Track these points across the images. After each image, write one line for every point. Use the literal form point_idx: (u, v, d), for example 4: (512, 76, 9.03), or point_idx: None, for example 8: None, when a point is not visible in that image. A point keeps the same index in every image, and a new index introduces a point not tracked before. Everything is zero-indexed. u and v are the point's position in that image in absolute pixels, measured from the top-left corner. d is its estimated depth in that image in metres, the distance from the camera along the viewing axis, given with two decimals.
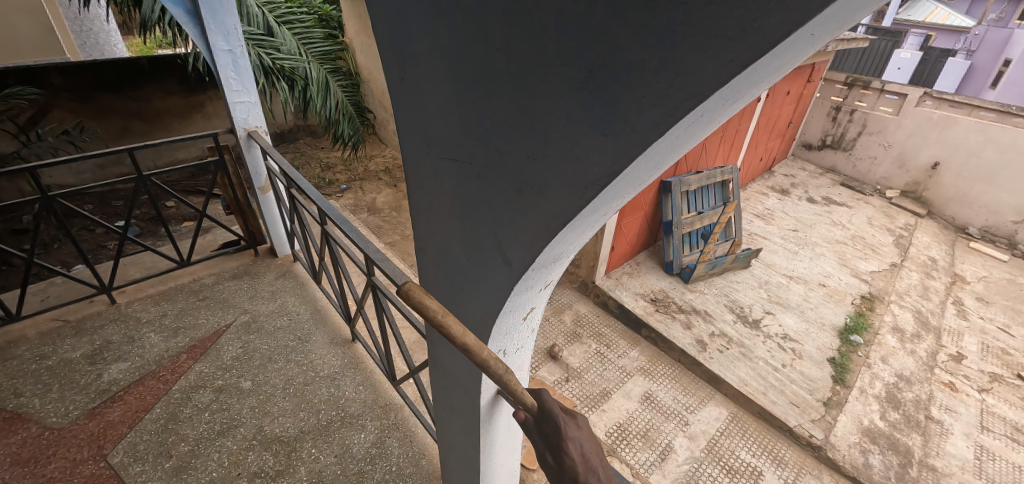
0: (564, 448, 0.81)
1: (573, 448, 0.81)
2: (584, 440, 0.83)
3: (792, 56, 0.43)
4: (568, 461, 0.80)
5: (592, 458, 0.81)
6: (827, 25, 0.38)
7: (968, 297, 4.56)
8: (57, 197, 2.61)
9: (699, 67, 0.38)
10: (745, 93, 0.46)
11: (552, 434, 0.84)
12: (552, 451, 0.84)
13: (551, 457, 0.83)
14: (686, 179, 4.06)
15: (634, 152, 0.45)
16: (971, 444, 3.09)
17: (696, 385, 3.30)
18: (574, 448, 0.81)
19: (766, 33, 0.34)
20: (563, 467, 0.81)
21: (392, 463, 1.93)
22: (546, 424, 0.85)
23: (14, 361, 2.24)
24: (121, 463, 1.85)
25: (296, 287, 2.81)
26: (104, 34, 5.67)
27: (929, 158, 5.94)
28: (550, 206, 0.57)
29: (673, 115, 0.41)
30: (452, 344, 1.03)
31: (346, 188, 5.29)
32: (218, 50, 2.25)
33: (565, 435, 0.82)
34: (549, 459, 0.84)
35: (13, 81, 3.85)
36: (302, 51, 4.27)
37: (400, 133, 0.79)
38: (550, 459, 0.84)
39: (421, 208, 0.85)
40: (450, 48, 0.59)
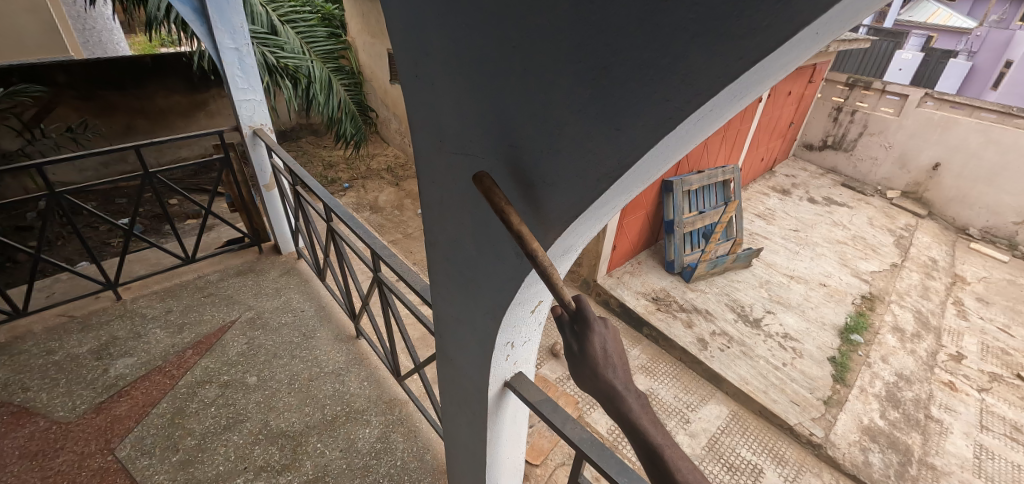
0: (589, 339, 0.72)
1: (598, 346, 0.72)
2: (609, 335, 0.74)
3: (799, 53, 0.44)
4: (590, 354, 0.73)
5: (615, 351, 0.74)
6: (830, 24, 0.39)
7: (968, 298, 4.58)
8: (64, 193, 2.62)
9: (709, 65, 0.40)
10: (751, 90, 0.48)
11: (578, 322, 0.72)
12: (575, 336, 0.74)
13: (576, 351, 0.74)
14: (687, 178, 4.10)
15: (646, 146, 0.47)
16: (970, 443, 3.10)
17: (697, 383, 3.32)
18: (599, 341, 0.73)
19: (774, 33, 0.36)
20: (585, 356, 0.73)
21: (397, 457, 1.95)
22: (577, 321, 0.72)
23: (22, 356, 2.26)
24: (127, 457, 1.87)
25: (300, 284, 2.83)
26: (106, 33, 5.67)
27: (930, 159, 5.95)
28: (561, 198, 0.59)
29: (683, 110, 0.43)
30: (459, 335, 1.05)
31: (348, 186, 5.30)
32: (225, 48, 2.27)
33: (593, 326, 0.72)
34: (570, 345, 0.74)
35: (17, 79, 3.87)
36: (305, 50, 4.30)
37: (413, 129, 0.81)
38: (571, 345, 0.75)
39: (432, 203, 0.87)
40: (465, 46, 0.60)
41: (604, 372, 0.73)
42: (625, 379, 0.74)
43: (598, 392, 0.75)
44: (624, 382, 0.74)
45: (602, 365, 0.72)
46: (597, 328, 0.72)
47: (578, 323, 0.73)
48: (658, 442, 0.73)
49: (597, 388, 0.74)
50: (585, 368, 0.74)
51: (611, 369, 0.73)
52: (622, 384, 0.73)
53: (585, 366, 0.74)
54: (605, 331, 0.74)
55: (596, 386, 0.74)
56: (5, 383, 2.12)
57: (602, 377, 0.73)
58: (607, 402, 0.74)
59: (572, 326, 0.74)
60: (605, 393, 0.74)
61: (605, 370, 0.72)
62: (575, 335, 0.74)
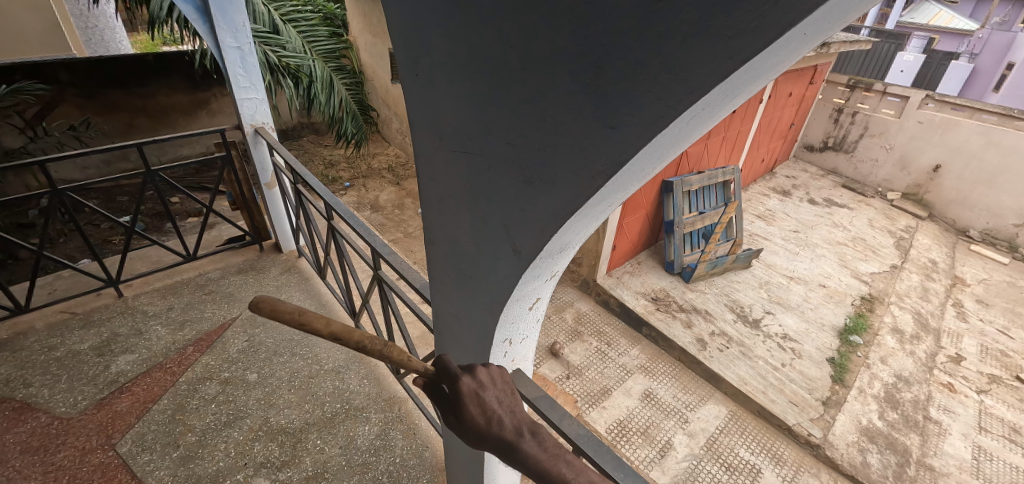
0: (463, 407, 0.76)
1: (472, 405, 0.77)
2: (484, 391, 0.79)
3: (789, 53, 0.45)
4: (470, 418, 0.77)
5: (492, 402, 0.79)
6: (819, 24, 0.41)
7: (968, 300, 4.58)
8: (67, 191, 2.63)
9: (701, 63, 0.41)
10: (745, 88, 0.49)
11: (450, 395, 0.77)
12: (453, 401, 0.78)
13: (453, 416, 0.78)
14: (688, 179, 4.11)
15: (639, 143, 0.48)
16: (969, 444, 3.11)
17: (696, 383, 3.32)
18: (472, 405, 0.77)
19: (762, 33, 0.37)
20: (466, 422, 0.77)
21: (396, 454, 1.96)
22: (448, 383, 0.79)
23: (24, 352, 2.27)
24: (128, 453, 1.89)
25: (300, 282, 2.84)
26: (109, 32, 5.69)
27: (931, 161, 5.95)
28: (558, 195, 0.60)
29: (676, 107, 0.44)
30: (458, 331, 1.06)
31: (349, 185, 5.31)
32: (227, 47, 2.28)
33: (465, 391, 0.77)
34: (448, 416, 0.78)
35: (19, 77, 3.88)
36: (307, 50, 4.31)
37: (413, 127, 0.82)
38: (449, 414, 0.78)
39: (432, 200, 0.88)
40: (463, 45, 0.61)
41: (485, 431, 0.77)
42: (507, 426, 0.78)
43: (486, 446, 0.78)
44: (503, 432, 0.78)
45: (482, 424, 0.77)
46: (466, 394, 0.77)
47: (451, 394, 0.77)
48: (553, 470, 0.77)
49: (485, 446, 0.78)
50: (467, 432, 0.78)
51: (491, 425, 0.77)
52: (511, 431, 0.78)
53: (465, 429, 0.78)
54: (478, 388, 0.79)
55: (483, 442, 0.78)
56: (7, 379, 2.13)
57: (487, 435, 0.77)
58: (499, 452, 0.78)
59: (446, 398, 0.78)
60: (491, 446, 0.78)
61: (483, 429, 0.77)
62: (450, 403, 0.78)
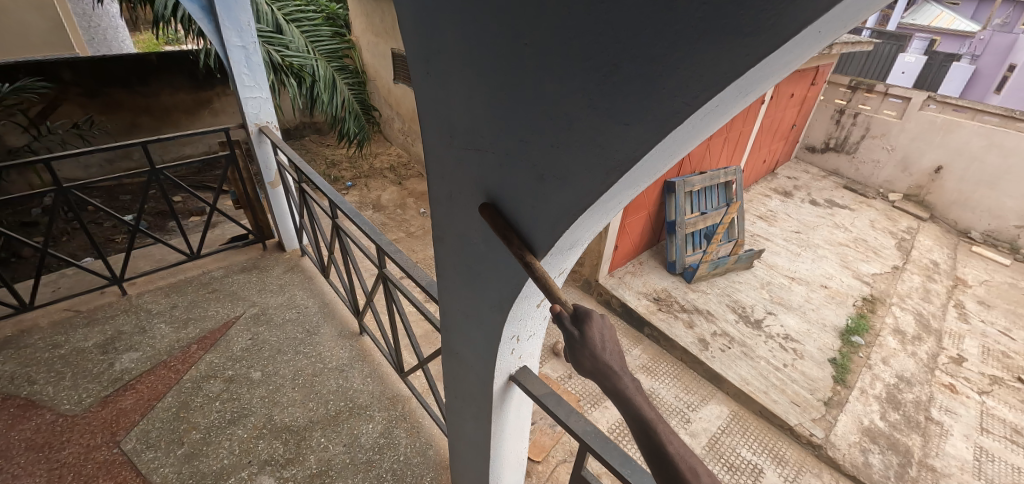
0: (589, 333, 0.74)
1: (596, 333, 0.74)
2: (606, 325, 0.77)
3: (803, 52, 0.46)
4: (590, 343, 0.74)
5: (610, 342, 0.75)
6: (833, 23, 0.41)
7: (969, 301, 4.58)
8: (71, 189, 2.63)
9: (716, 62, 0.41)
10: (755, 88, 0.50)
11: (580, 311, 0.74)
12: (576, 322, 0.74)
13: (577, 334, 0.74)
14: (690, 179, 4.11)
15: (653, 140, 0.49)
16: (970, 445, 3.11)
17: (697, 383, 3.33)
18: (598, 328, 0.75)
19: (778, 31, 0.37)
20: (584, 341, 0.74)
21: (400, 452, 1.96)
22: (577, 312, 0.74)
23: (28, 350, 2.27)
24: (133, 450, 1.89)
25: (303, 281, 2.85)
26: (111, 30, 5.69)
27: (932, 162, 5.95)
28: (570, 192, 0.60)
29: (690, 104, 0.45)
30: (465, 328, 1.07)
31: (350, 185, 5.31)
32: (232, 46, 2.29)
33: (592, 314, 0.74)
34: (569, 330, 0.75)
35: (23, 75, 3.89)
36: (309, 49, 4.31)
37: (423, 125, 0.82)
38: (573, 330, 0.75)
39: (441, 197, 0.89)
40: (476, 42, 0.62)
41: (602, 355, 0.74)
42: (620, 362, 0.75)
43: (593, 372, 0.75)
44: (619, 365, 0.74)
45: (599, 348, 0.74)
46: (593, 318, 0.75)
47: (577, 311, 0.74)
48: (650, 417, 0.72)
49: (592, 369, 0.75)
50: (581, 352, 0.74)
51: (608, 354, 0.74)
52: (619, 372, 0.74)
53: (584, 348, 0.74)
54: (603, 321, 0.76)
55: (592, 366, 0.74)
56: (12, 376, 2.14)
57: (600, 358, 0.74)
58: (603, 381, 0.74)
59: (574, 314, 0.75)
60: (599, 372, 0.74)
61: (600, 353, 0.74)
62: (574, 320, 0.75)
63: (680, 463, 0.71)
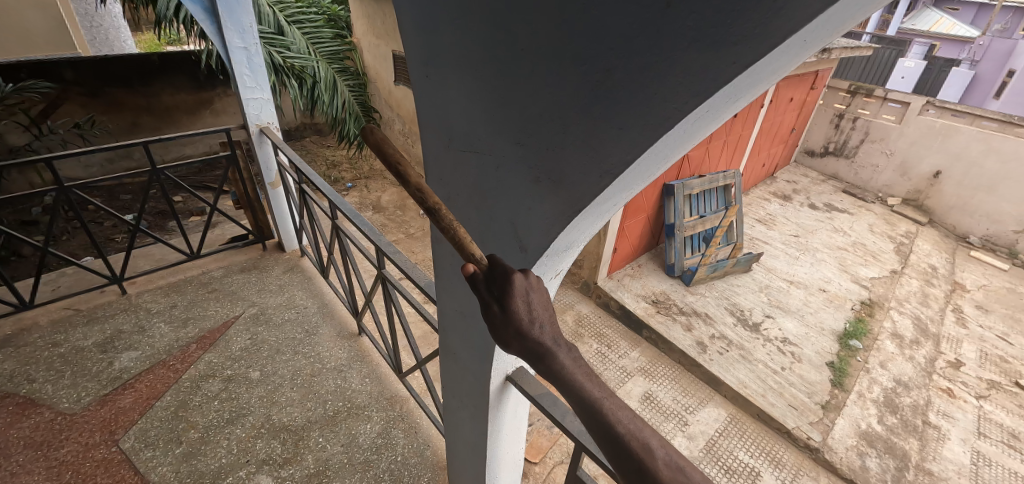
0: (511, 301, 0.69)
1: (520, 303, 0.70)
2: (531, 289, 0.71)
3: (790, 59, 0.47)
4: (515, 316, 0.69)
5: (536, 308, 0.71)
6: (818, 32, 0.42)
7: (967, 305, 4.59)
8: (72, 188, 2.63)
9: (705, 70, 0.43)
10: (746, 94, 0.51)
11: (496, 281, 0.70)
12: (497, 296, 0.70)
13: (497, 308, 0.70)
14: (689, 182, 4.13)
15: (645, 144, 0.50)
16: (968, 449, 3.11)
17: (695, 386, 3.33)
18: (522, 301, 0.70)
19: (763, 40, 0.39)
20: (507, 316, 0.70)
21: (398, 452, 1.97)
22: (490, 280, 0.70)
23: (27, 348, 2.28)
24: (131, 448, 1.90)
25: (302, 281, 2.86)
26: (114, 30, 5.71)
27: (931, 167, 5.96)
28: (565, 194, 0.61)
29: (680, 111, 0.46)
30: (463, 329, 1.08)
31: (350, 186, 5.32)
32: (234, 47, 2.30)
33: (514, 284, 0.69)
34: (490, 306, 0.70)
35: (25, 75, 3.90)
36: (311, 50, 4.33)
37: (422, 127, 0.83)
38: (492, 307, 0.70)
39: (440, 199, 0.90)
40: (473, 45, 0.63)
41: (527, 331, 0.70)
42: (553, 337, 0.71)
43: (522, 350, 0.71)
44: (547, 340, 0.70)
45: (525, 322, 0.69)
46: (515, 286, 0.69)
47: (496, 279, 0.70)
48: (595, 396, 0.69)
49: (522, 348, 0.71)
50: (504, 329, 0.71)
51: (536, 328, 0.70)
52: (549, 339, 0.71)
53: (508, 326, 0.70)
54: (528, 287, 0.71)
55: (522, 344, 0.71)
56: (11, 375, 2.14)
57: (527, 335, 0.70)
58: (539, 361, 0.71)
59: (491, 280, 0.70)
60: (530, 351, 0.71)
61: (525, 329, 0.70)
62: (493, 293, 0.70)
63: (629, 440, 0.66)
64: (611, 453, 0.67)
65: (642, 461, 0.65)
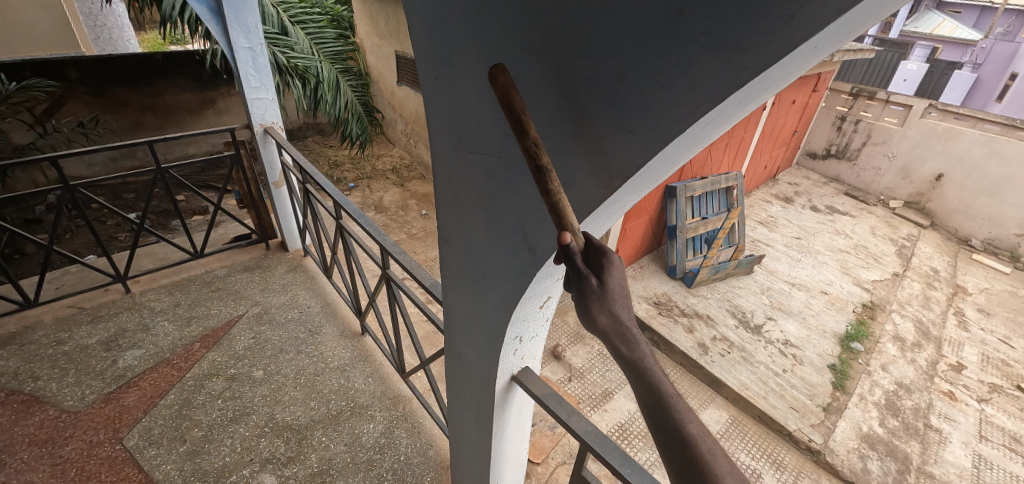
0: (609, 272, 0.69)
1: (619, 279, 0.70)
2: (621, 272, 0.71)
3: (802, 64, 0.48)
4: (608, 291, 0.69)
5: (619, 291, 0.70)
6: (829, 39, 0.43)
7: (969, 308, 4.59)
8: (77, 186, 2.64)
9: (718, 73, 0.43)
10: (757, 98, 0.51)
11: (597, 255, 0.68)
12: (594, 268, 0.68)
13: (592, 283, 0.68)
14: (691, 184, 4.14)
15: (656, 147, 0.50)
16: (969, 452, 3.11)
17: (697, 387, 3.34)
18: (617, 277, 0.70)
19: (776, 45, 0.39)
20: (603, 290, 0.69)
21: (400, 452, 1.98)
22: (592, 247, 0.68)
23: (31, 346, 2.29)
24: (136, 446, 1.91)
25: (306, 280, 2.87)
26: (117, 30, 5.73)
27: (933, 170, 5.96)
28: (574, 195, 0.62)
29: (693, 114, 0.46)
30: (469, 329, 1.08)
31: (353, 186, 5.33)
32: (239, 48, 2.31)
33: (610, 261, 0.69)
34: (585, 275, 0.67)
35: (29, 73, 3.92)
36: (315, 51, 4.34)
37: (431, 128, 0.84)
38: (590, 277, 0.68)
39: (448, 199, 0.90)
40: (485, 48, 0.63)
41: (617, 308, 0.70)
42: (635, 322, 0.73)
43: (605, 330, 0.71)
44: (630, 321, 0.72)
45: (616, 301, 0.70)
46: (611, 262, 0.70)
47: (592, 249, 0.68)
48: (668, 392, 0.73)
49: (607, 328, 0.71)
50: (595, 301, 0.69)
51: (624, 309, 0.71)
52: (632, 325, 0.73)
53: (601, 303, 0.70)
54: (620, 268, 0.71)
55: (609, 323, 0.71)
56: (15, 372, 2.15)
57: (616, 315, 0.71)
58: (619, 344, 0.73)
59: (588, 249, 0.68)
60: (614, 332, 0.72)
61: (617, 309, 0.70)
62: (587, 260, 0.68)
63: (700, 443, 0.71)
64: (676, 456, 0.72)
65: (710, 464, 0.70)
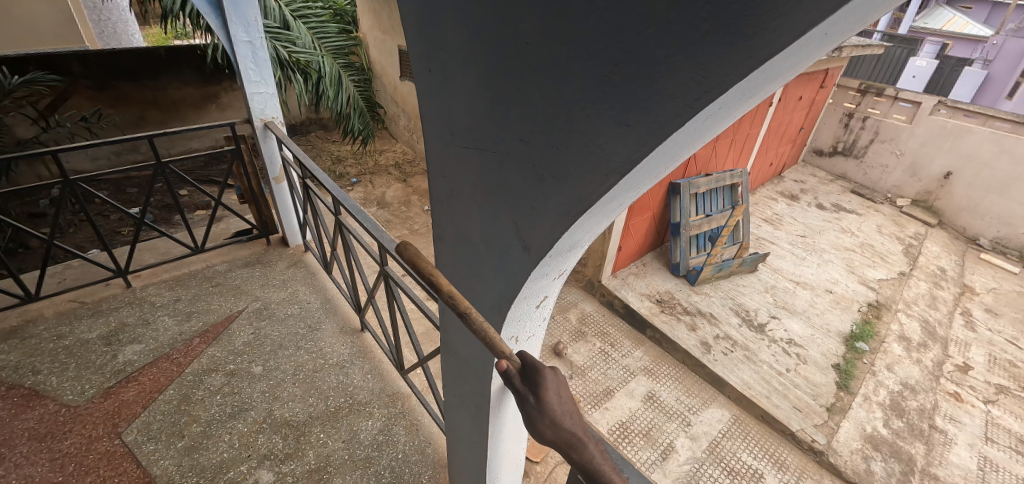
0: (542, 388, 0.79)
1: (551, 384, 0.79)
2: (561, 387, 0.81)
3: (810, 53, 0.45)
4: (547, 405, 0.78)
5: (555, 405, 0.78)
6: (841, 25, 0.40)
7: (977, 308, 4.53)
8: (78, 181, 2.62)
9: (718, 64, 0.41)
10: (761, 90, 0.49)
11: (531, 375, 0.80)
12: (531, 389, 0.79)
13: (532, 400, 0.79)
14: (695, 181, 4.09)
15: (654, 141, 0.48)
16: (974, 454, 3.07)
17: (699, 386, 3.31)
18: (555, 392, 0.79)
19: (782, 31, 0.36)
20: (544, 405, 0.78)
21: (399, 450, 1.96)
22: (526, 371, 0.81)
23: (33, 340, 2.29)
24: (134, 441, 1.90)
25: (306, 276, 2.86)
26: (121, 24, 5.72)
27: (941, 168, 5.88)
28: (568, 192, 0.60)
29: (693, 106, 0.44)
30: (464, 329, 1.06)
31: (355, 181, 5.32)
32: (238, 41, 2.29)
33: (545, 374, 0.80)
34: (525, 397, 0.79)
35: (33, 68, 3.92)
36: (316, 46, 4.32)
37: (425, 122, 0.82)
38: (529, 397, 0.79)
39: (442, 197, 0.88)
40: (476, 37, 0.61)
41: (561, 418, 0.77)
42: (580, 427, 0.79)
43: (557, 442, 0.79)
44: (579, 430, 0.79)
45: (557, 414, 0.77)
46: (545, 378, 0.80)
47: (528, 376, 0.80)
48: None
49: (558, 433, 0.78)
50: (545, 417, 0.78)
51: (568, 420, 0.78)
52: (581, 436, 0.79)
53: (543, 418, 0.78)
54: (555, 379, 0.81)
55: (554, 436, 0.78)
56: (17, 366, 2.16)
57: (563, 425, 0.78)
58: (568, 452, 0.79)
59: (522, 376, 0.81)
60: (564, 441, 0.78)
61: (560, 421, 0.77)
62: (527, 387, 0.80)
63: None
64: None
65: None
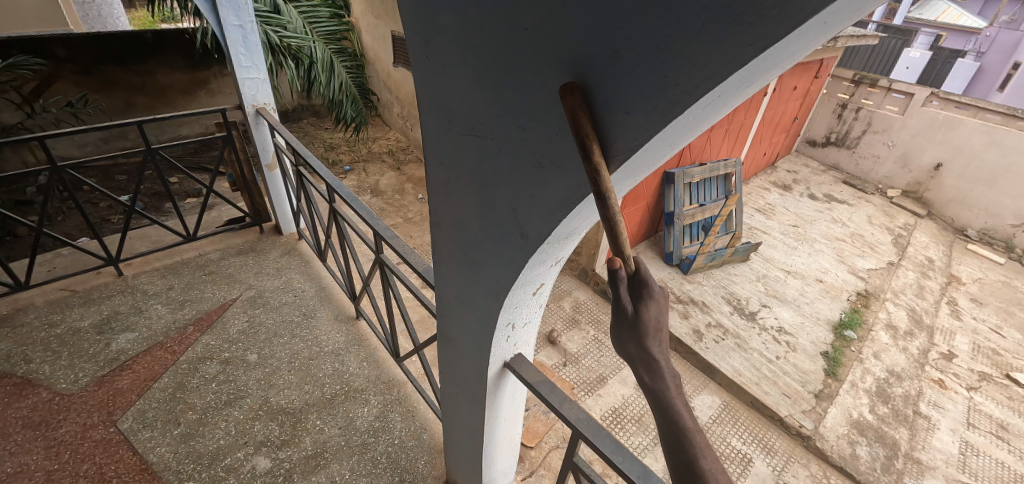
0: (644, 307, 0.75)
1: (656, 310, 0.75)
2: (663, 310, 0.77)
3: (808, 42, 0.45)
4: (645, 320, 0.75)
5: (654, 324, 0.76)
6: (841, 14, 0.40)
7: (962, 298, 4.62)
8: (66, 167, 2.58)
9: (720, 51, 0.41)
10: (760, 78, 0.49)
11: (638, 289, 0.74)
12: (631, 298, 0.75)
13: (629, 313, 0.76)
14: (690, 170, 4.12)
15: (653, 129, 0.48)
16: (956, 439, 3.16)
17: (691, 373, 3.37)
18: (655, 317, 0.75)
19: (781, 20, 0.37)
20: (638, 322, 0.75)
21: (395, 436, 1.99)
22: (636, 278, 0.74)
23: (23, 328, 2.27)
24: (129, 429, 1.91)
25: (300, 264, 2.85)
26: (107, 7, 5.57)
27: (932, 159, 5.95)
28: (570, 178, 0.60)
29: (692, 94, 0.44)
30: (461, 316, 1.07)
31: (349, 169, 5.28)
32: (228, 25, 2.25)
33: (650, 295, 0.75)
34: (624, 306, 0.76)
35: (16, 51, 3.82)
36: (308, 30, 4.25)
37: (421, 109, 0.81)
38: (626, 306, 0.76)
39: (439, 185, 0.88)
40: (478, 23, 0.60)
41: (649, 341, 0.76)
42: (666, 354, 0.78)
43: (635, 357, 0.79)
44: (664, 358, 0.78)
45: (650, 333, 0.76)
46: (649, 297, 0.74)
47: (635, 288, 0.75)
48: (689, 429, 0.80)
49: (636, 353, 0.78)
50: (634, 333, 0.76)
51: (655, 341, 0.76)
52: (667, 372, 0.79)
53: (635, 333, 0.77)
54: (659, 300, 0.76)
55: (636, 352, 0.78)
56: (8, 355, 2.14)
57: (647, 347, 0.76)
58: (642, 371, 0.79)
59: (630, 285, 0.75)
60: (643, 361, 0.78)
61: (651, 344, 0.76)
62: (632, 297, 0.76)
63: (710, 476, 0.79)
64: (679, 461, 0.80)
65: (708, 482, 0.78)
